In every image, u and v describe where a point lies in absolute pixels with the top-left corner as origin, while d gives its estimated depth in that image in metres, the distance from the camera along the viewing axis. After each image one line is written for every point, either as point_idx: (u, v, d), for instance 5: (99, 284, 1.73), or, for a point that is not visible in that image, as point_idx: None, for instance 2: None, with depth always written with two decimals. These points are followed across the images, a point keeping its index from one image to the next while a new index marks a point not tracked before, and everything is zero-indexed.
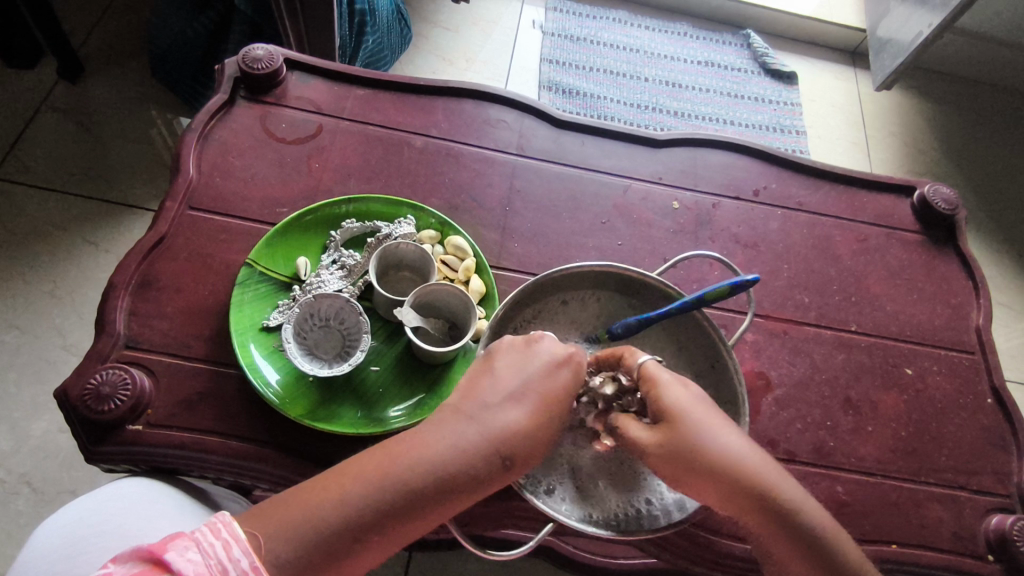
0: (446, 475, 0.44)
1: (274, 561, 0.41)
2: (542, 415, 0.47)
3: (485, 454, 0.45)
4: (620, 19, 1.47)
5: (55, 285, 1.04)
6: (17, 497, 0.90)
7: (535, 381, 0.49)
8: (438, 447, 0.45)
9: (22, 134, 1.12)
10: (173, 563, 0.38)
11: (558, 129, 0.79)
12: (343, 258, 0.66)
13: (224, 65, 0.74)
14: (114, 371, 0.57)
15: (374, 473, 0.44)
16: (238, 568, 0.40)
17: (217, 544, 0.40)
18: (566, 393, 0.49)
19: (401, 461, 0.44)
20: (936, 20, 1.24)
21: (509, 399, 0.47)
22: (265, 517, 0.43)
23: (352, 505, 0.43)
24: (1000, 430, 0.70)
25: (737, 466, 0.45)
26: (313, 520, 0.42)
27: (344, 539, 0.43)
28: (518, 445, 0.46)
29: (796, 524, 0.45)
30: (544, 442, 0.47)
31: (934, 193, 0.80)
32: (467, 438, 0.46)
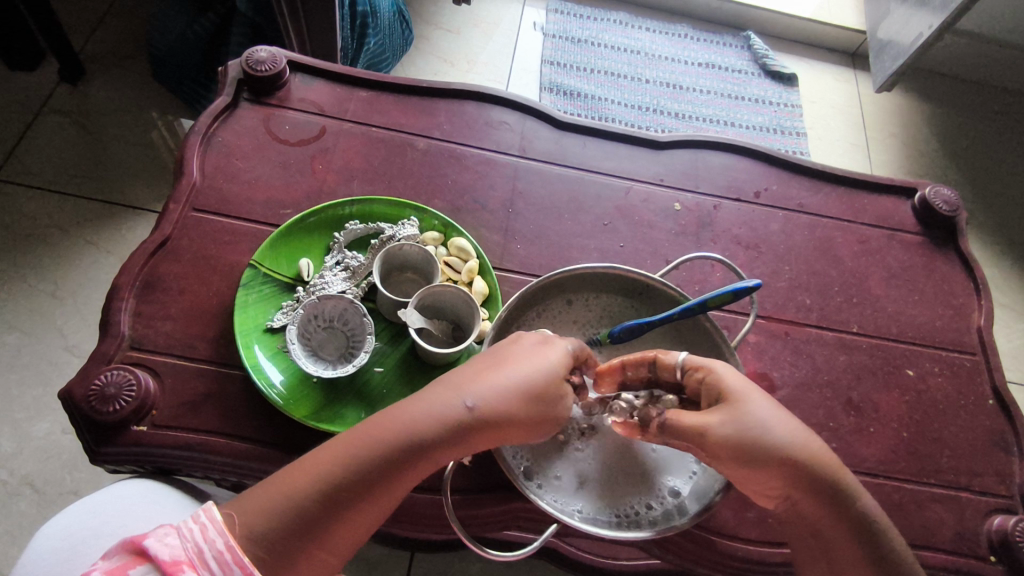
0: (416, 433, 0.45)
1: (248, 535, 0.42)
2: (515, 378, 0.47)
3: (455, 411, 0.46)
4: (621, 21, 1.47)
5: (57, 287, 1.04)
6: (19, 498, 0.90)
7: (513, 349, 0.50)
8: (410, 409, 0.46)
9: (25, 135, 1.12)
10: (150, 549, 0.40)
11: (560, 131, 0.79)
12: (346, 259, 0.67)
13: (227, 68, 0.74)
14: (119, 372, 0.57)
15: (348, 438, 0.45)
16: (215, 549, 0.41)
17: (194, 528, 0.41)
18: (544, 356, 0.49)
19: (375, 424, 0.46)
20: (937, 21, 1.24)
21: (485, 364, 0.48)
22: (244, 498, 0.44)
23: (324, 469, 0.44)
24: (1001, 431, 0.70)
25: (798, 447, 0.48)
26: (284, 487, 0.43)
27: (317, 505, 0.43)
28: (488, 400, 0.46)
29: (843, 502, 0.48)
30: (519, 399, 0.47)
31: (936, 194, 0.80)
32: (439, 398, 0.46)
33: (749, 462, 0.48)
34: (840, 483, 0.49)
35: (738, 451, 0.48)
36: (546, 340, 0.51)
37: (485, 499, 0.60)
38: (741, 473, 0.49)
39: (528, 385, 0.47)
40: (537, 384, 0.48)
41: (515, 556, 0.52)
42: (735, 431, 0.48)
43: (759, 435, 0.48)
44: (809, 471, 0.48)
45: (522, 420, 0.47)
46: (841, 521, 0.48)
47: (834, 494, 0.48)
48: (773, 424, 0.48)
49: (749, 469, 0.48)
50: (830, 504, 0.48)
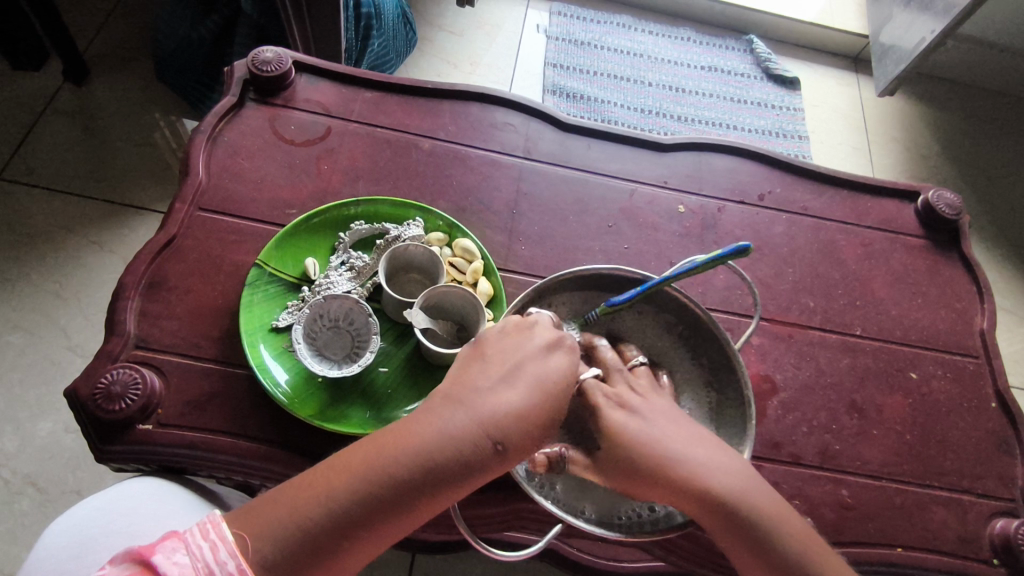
0: (436, 464, 0.44)
1: (261, 562, 0.41)
2: (534, 402, 0.47)
3: (476, 441, 0.45)
4: (624, 24, 1.48)
5: (60, 286, 1.04)
6: (22, 497, 0.91)
7: (527, 364, 0.48)
8: (427, 436, 0.45)
9: (29, 135, 1.13)
10: (160, 565, 0.40)
11: (565, 132, 0.79)
12: (352, 259, 0.67)
13: (233, 68, 0.74)
14: (124, 370, 0.58)
15: (360, 465, 0.44)
16: (225, 570, 0.41)
17: (205, 547, 0.41)
18: (556, 373, 0.48)
19: (390, 451, 0.44)
20: (939, 26, 1.24)
21: (502, 385, 0.47)
22: (255, 518, 0.43)
23: (339, 499, 0.43)
24: (1004, 434, 0.70)
25: (684, 467, 0.47)
26: (297, 517, 0.42)
27: (333, 536, 0.43)
28: (510, 431, 0.45)
29: (742, 525, 0.46)
30: (537, 426, 0.47)
31: (939, 198, 0.80)
32: (457, 424, 0.45)
33: (635, 483, 0.48)
34: (740, 502, 0.47)
35: (625, 471, 0.48)
36: (557, 343, 0.50)
37: (490, 499, 0.59)
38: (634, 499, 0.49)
39: (545, 412, 0.47)
40: (554, 408, 0.47)
41: (520, 556, 0.51)
42: (620, 453, 0.48)
43: (643, 454, 0.48)
44: (702, 492, 0.47)
45: (537, 445, 0.47)
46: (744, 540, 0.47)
47: (729, 513, 0.47)
48: (664, 445, 0.48)
49: (638, 489, 0.48)
50: (729, 523, 0.47)
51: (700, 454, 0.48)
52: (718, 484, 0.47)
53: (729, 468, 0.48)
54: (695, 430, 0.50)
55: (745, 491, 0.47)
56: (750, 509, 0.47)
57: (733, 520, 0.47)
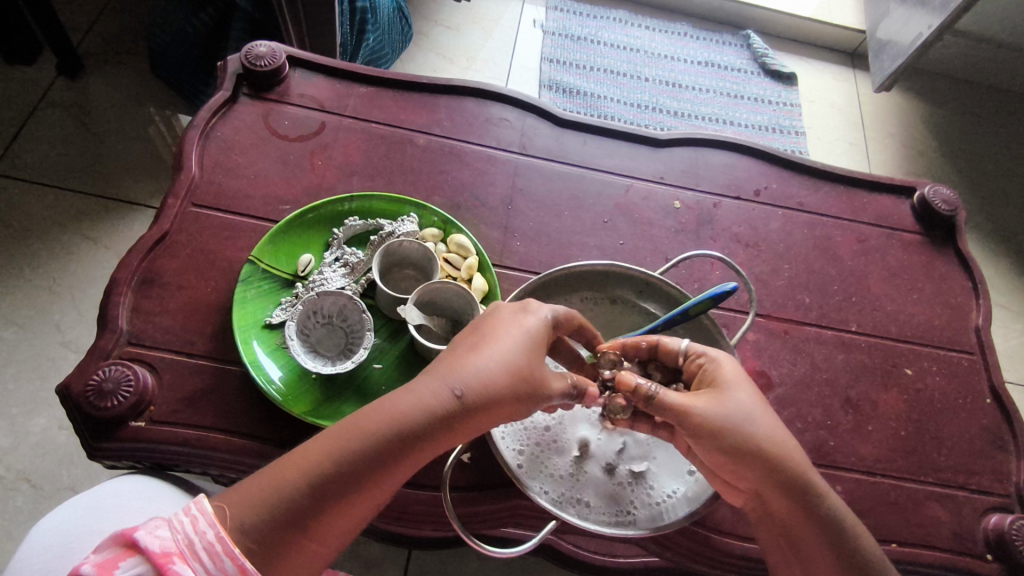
0: (401, 418, 0.45)
1: (239, 526, 0.42)
2: (497, 358, 0.47)
3: (438, 394, 0.46)
4: (621, 18, 1.47)
5: (54, 281, 1.04)
6: (15, 494, 0.90)
7: (493, 324, 0.49)
8: (396, 397, 0.46)
9: (22, 129, 1.12)
10: (141, 540, 0.40)
11: (560, 128, 0.79)
12: (345, 255, 0.66)
13: (226, 63, 0.73)
14: (116, 367, 0.57)
15: (336, 429, 0.45)
16: (204, 539, 0.41)
17: (185, 520, 0.42)
18: (518, 326, 0.49)
19: (364, 413, 0.45)
20: (936, 22, 1.24)
21: (468, 347, 0.48)
22: (235, 493, 0.43)
23: (314, 461, 0.44)
24: (999, 430, 0.70)
25: (766, 443, 0.49)
26: (275, 479, 0.43)
27: (309, 497, 0.43)
28: (470, 381, 0.46)
29: (815, 504, 0.49)
30: (502, 374, 0.47)
31: (934, 194, 0.80)
32: (422, 383, 0.46)
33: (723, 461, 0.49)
34: (813, 484, 0.49)
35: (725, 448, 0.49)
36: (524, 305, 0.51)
37: (482, 497, 0.60)
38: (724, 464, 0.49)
39: (512, 364, 0.47)
40: (522, 359, 0.47)
41: (514, 552, 0.52)
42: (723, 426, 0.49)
43: (741, 432, 0.49)
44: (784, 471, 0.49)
45: (511, 394, 0.47)
46: (814, 522, 0.49)
47: (806, 493, 0.49)
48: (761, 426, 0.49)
49: (721, 463, 0.50)
50: (797, 505, 0.49)
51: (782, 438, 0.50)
52: (798, 463, 0.50)
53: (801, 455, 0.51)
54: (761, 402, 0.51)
55: (813, 473, 0.50)
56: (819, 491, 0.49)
57: (805, 498, 0.49)
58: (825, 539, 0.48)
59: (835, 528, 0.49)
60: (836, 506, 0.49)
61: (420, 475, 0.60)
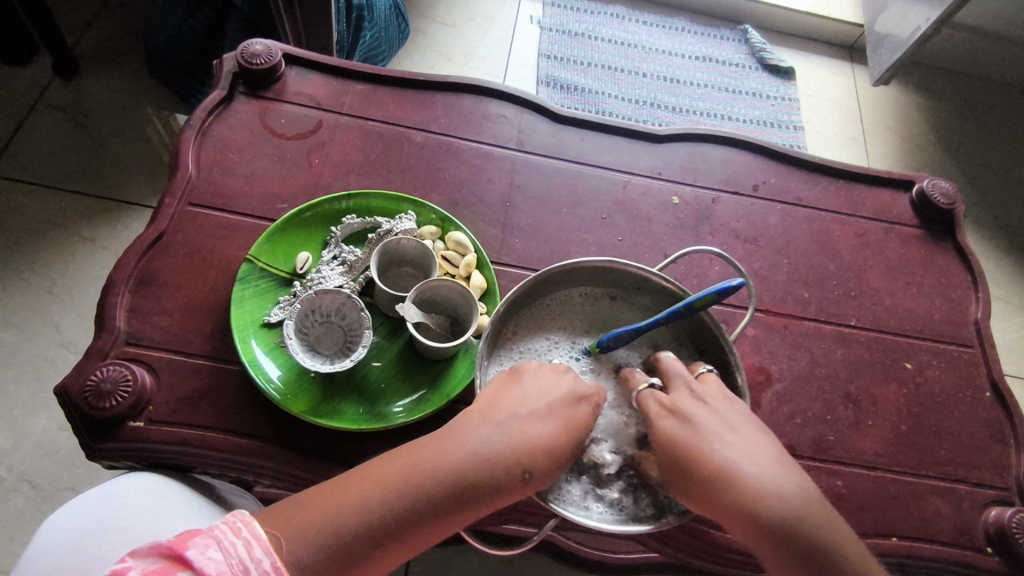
0: (468, 483, 0.45)
1: (296, 562, 0.41)
2: (565, 434, 0.48)
3: (507, 465, 0.46)
4: (618, 14, 1.47)
5: (53, 282, 1.03)
6: (16, 495, 0.90)
7: (562, 398, 0.50)
8: (465, 456, 0.46)
9: (19, 130, 1.12)
10: (196, 560, 0.37)
11: (558, 124, 0.79)
12: (343, 254, 0.66)
13: (222, 61, 0.73)
14: (114, 367, 0.57)
15: (397, 469, 0.45)
16: (260, 568, 0.39)
17: (238, 544, 0.39)
18: (580, 404, 0.50)
19: (428, 465, 0.45)
20: (934, 15, 1.24)
21: (536, 414, 0.49)
22: (285, 518, 0.42)
23: (374, 506, 0.43)
24: (999, 424, 0.70)
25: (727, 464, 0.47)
26: (334, 521, 0.42)
27: (364, 543, 0.42)
28: (539, 459, 0.47)
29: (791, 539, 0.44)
30: (564, 460, 0.48)
31: (932, 187, 0.80)
32: (491, 445, 0.47)
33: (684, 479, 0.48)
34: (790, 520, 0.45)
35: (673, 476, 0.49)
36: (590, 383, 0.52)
37: None
38: (681, 485, 0.49)
39: (574, 445, 0.49)
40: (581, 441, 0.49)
41: (513, 548, 0.52)
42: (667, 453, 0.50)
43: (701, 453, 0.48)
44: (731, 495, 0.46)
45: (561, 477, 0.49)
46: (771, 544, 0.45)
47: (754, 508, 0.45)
48: (711, 447, 0.48)
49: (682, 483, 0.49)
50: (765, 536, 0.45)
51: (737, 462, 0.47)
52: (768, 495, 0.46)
53: (763, 472, 0.47)
54: (734, 430, 0.50)
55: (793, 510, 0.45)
56: (771, 505, 0.45)
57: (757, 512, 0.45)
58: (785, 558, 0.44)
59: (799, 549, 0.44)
60: (783, 512, 0.45)
61: None
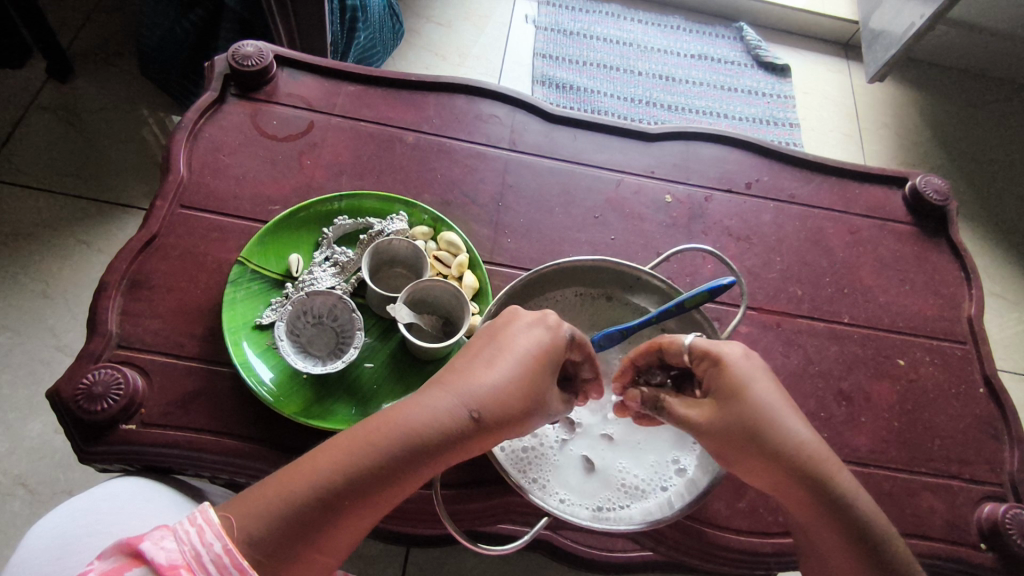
0: (412, 433, 0.44)
1: (246, 538, 0.42)
2: (511, 373, 0.47)
3: (452, 413, 0.45)
4: (613, 12, 1.46)
5: (48, 285, 1.03)
6: (13, 498, 0.90)
7: (509, 340, 0.48)
8: (409, 411, 0.45)
9: (13, 133, 1.12)
10: (147, 552, 0.40)
11: (549, 123, 0.79)
12: (335, 255, 0.66)
13: (213, 63, 0.73)
14: (106, 370, 0.57)
15: (344, 436, 0.45)
16: (211, 552, 0.40)
17: (191, 531, 0.41)
18: (530, 340, 0.48)
19: (373, 425, 0.45)
20: (927, 11, 1.23)
21: (482, 361, 0.47)
22: (239, 501, 0.43)
23: (323, 472, 0.43)
24: (992, 419, 0.70)
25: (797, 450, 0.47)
26: (282, 492, 0.43)
27: (316, 508, 0.43)
28: (486, 401, 0.45)
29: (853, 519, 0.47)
30: (515, 399, 0.46)
31: (925, 183, 0.80)
32: (436, 397, 0.46)
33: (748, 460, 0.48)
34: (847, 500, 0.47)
35: (720, 442, 0.49)
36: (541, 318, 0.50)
37: (474, 495, 0.60)
38: (736, 462, 0.49)
39: (528, 384, 0.47)
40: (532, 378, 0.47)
41: (503, 551, 0.52)
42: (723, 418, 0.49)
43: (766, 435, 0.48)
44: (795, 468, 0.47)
45: (523, 418, 0.47)
46: (823, 516, 0.47)
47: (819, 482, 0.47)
48: (778, 427, 0.48)
49: (744, 465, 0.49)
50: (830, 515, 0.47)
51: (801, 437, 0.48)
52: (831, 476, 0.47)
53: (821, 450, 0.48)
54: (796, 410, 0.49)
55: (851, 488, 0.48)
56: (835, 482, 0.47)
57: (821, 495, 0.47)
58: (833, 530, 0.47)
59: (852, 526, 0.47)
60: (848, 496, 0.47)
61: None
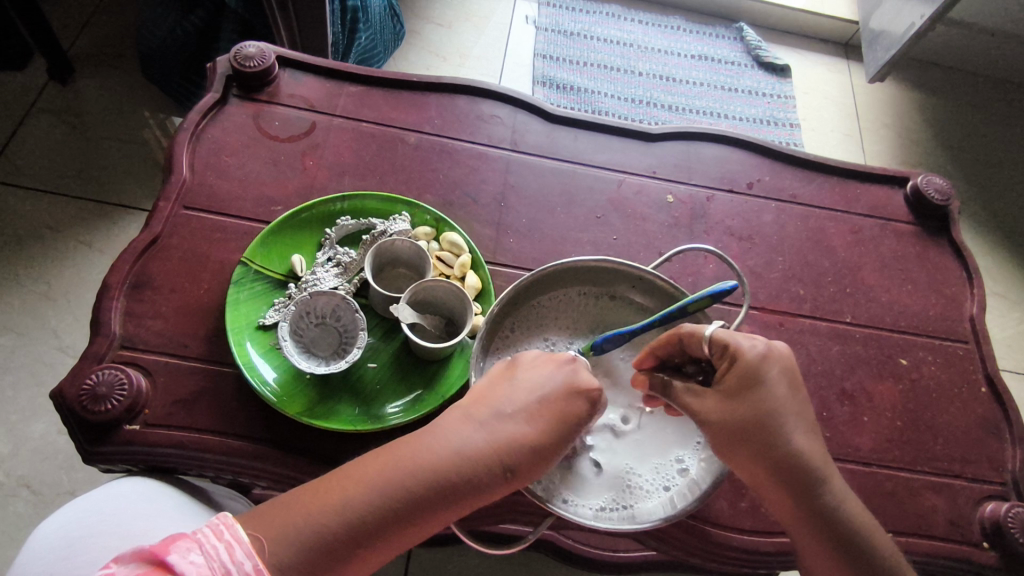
0: (447, 480, 0.45)
1: (275, 564, 0.41)
2: (549, 428, 0.47)
3: (488, 464, 0.46)
4: (613, 13, 1.47)
5: (50, 286, 1.04)
6: (15, 499, 0.90)
7: (549, 392, 0.48)
8: (445, 456, 0.46)
9: (15, 135, 1.12)
10: (175, 565, 0.38)
11: (551, 123, 0.79)
12: (338, 255, 0.66)
13: (215, 64, 0.73)
14: (110, 371, 0.57)
15: (378, 469, 0.45)
16: (241, 571, 0.40)
17: (219, 547, 0.40)
18: (571, 394, 0.49)
19: (408, 465, 0.45)
20: (927, 11, 1.24)
21: (520, 410, 0.48)
22: (267, 521, 0.43)
23: (355, 507, 0.44)
24: (994, 418, 0.70)
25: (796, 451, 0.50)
26: (314, 523, 0.43)
27: (345, 543, 0.43)
28: (523, 457, 0.46)
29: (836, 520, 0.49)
30: (548, 454, 0.47)
31: (926, 183, 0.80)
32: (474, 444, 0.46)
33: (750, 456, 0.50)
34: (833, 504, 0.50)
35: (727, 433, 0.50)
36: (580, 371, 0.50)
37: None
38: (731, 456, 0.50)
39: (562, 440, 0.48)
40: (566, 432, 0.47)
41: (508, 549, 0.51)
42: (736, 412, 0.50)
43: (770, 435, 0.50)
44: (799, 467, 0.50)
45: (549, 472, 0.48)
46: (813, 517, 0.49)
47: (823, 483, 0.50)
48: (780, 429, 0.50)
49: (746, 461, 0.50)
50: (818, 517, 0.49)
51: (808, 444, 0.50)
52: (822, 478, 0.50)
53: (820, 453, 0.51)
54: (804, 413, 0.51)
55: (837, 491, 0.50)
56: (827, 486, 0.50)
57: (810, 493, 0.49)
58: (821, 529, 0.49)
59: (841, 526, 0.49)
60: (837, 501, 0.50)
61: None
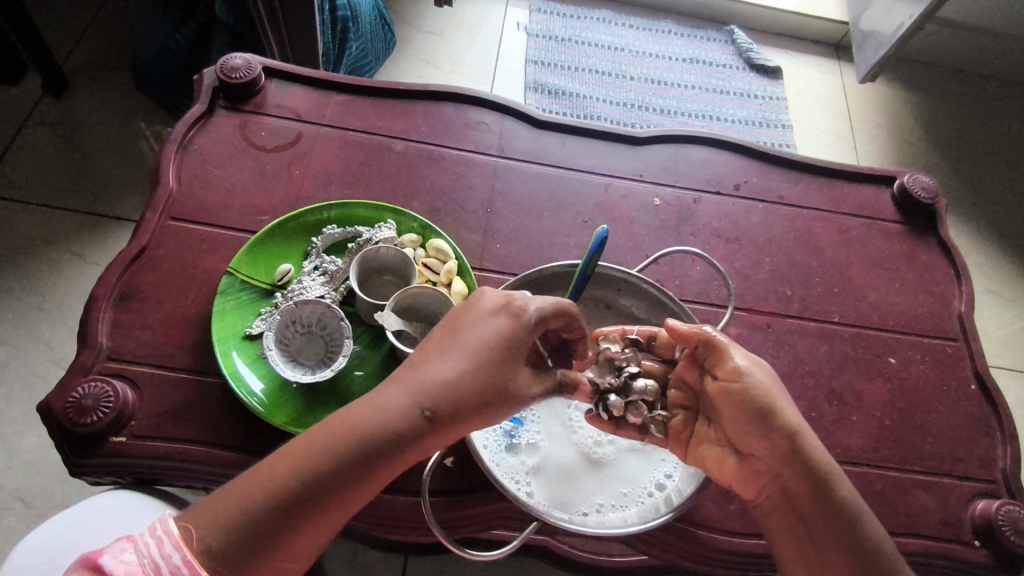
0: (366, 436, 0.44)
1: (206, 551, 0.41)
2: (467, 368, 0.47)
3: (407, 412, 0.45)
4: (604, 19, 1.48)
5: (43, 299, 1.04)
6: (9, 513, 0.90)
7: (464, 332, 0.49)
8: (363, 412, 0.45)
9: (8, 148, 1.12)
10: (106, 565, 0.39)
11: (538, 129, 0.79)
12: (324, 264, 0.66)
13: (202, 76, 0.74)
14: (97, 384, 0.57)
15: (300, 442, 0.45)
16: (170, 564, 0.40)
17: (150, 543, 0.41)
18: (486, 333, 0.49)
19: (328, 430, 0.45)
20: (916, 12, 1.24)
21: (436, 355, 0.48)
22: (198, 511, 0.43)
23: (276, 480, 0.43)
24: (984, 416, 0.70)
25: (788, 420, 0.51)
26: (240, 498, 0.42)
27: (273, 515, 0.42)
28: (440, 397, 0.46)
29: (836, 498, 0.50)
30: (471, 392, 0.47)
31: (914, 182, 0.80)
32: (389, 396, 0.46)
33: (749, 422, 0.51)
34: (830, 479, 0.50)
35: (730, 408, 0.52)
36: (504, 305, 0.50)
37: (467, 501, 0.60)
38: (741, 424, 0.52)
39: (482, 376, 0.47)
40: (484, 370, 0.47)
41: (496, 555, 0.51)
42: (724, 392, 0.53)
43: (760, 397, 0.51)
44: (803, 444, 0.50)
45: (481, 410, 0.47)
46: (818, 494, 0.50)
47: (825, 483, 0.50)
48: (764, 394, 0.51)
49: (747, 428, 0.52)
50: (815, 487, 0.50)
51: (787, 407, 0.52)
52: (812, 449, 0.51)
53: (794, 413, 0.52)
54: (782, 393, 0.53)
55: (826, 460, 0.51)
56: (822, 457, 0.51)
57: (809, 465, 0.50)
58: (823, 506, 0.49)
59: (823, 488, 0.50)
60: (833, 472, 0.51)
61: (403, 481, 0.60)
